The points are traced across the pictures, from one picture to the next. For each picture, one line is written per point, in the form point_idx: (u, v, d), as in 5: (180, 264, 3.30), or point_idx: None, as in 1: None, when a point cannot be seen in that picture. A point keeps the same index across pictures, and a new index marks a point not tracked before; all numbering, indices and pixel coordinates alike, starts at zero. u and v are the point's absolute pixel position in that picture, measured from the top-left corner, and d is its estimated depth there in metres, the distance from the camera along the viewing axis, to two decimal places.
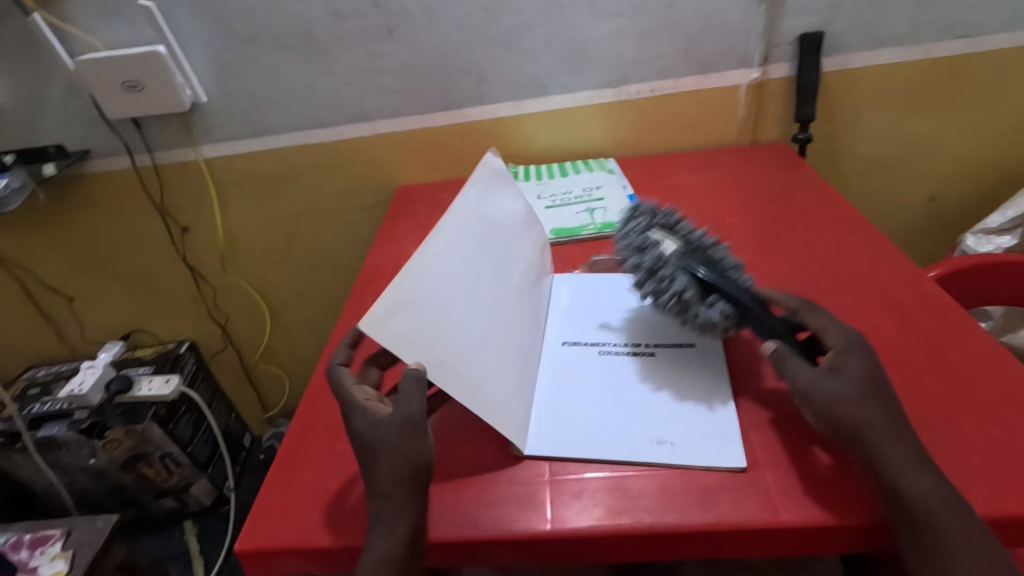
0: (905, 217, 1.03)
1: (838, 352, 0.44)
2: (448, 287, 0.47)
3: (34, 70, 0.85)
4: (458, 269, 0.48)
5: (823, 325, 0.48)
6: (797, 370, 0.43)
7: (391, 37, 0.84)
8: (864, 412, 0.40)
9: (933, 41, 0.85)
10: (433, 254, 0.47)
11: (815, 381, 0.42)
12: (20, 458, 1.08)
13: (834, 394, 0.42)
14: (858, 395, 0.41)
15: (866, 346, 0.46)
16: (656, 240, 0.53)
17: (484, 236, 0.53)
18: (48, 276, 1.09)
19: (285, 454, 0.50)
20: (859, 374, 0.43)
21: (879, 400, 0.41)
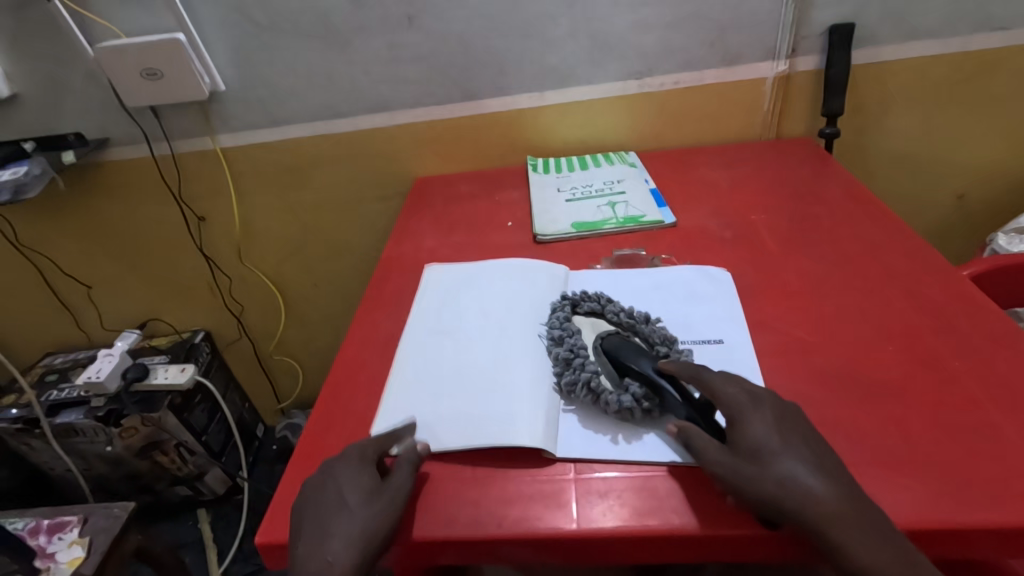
0: (933, 215, 1.01)
1: (733, 419, 0.42)
2: (416, 382, 0.52)
3: (55, 57, 0.85)
4: (426, 364, 0.54)
5: (719, 386, 0.44)
6: (702, 449, 0.41)
7: (412, 26, 0.83)
8: (775, 475, 0.38)
9: (968, 34, 0.82)
10: (400, 371, 0.54)
11: (716, 459, 0.40)
12: (38, 444, 1.09)
13: (735, 468, 0.39)
14: (767, 457, 0.39)
15: (765, 402, 0.42)
16: (574, 330, 0.53)
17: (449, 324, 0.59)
18: (66, 264, 1.09)
19: (306, 446, 0.50)
20: (758, 441, 0.40)
21: (790, 453, 0.39)
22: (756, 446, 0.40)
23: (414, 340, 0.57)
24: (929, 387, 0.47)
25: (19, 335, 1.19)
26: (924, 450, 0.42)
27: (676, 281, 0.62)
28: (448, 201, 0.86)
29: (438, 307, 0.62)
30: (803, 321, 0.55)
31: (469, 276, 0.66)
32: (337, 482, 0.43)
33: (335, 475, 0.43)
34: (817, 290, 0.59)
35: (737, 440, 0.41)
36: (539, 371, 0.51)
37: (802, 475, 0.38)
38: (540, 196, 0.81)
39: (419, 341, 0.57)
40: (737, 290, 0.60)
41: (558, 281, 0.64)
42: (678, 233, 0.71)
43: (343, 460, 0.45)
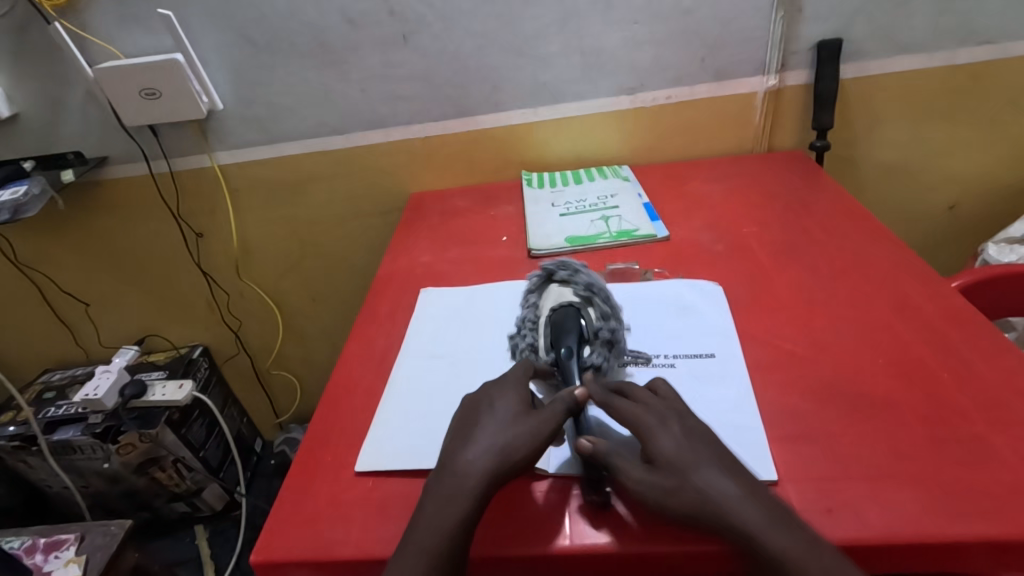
0: (925, 225, 1.01)
1: (652, 427, 0.43)
2: (413, 405, 0.53)
3: (55, 78, 0.86)
4: (422, 386, 0.55)
5: (643, 396, 0.45)
6: (622, 465, 0.41)
7: (406, 45, 0.84)
8: (692, 491, 0.39)
9: (954, 48, 0.84)
10: (395, 394, 0.54)
11: (638, 477, 0.40)
12: (35, 461, 1.09)
13: (659, 485, 0.39)
14: (685, 474, 0.39)
15: (682, 415, 0.44)
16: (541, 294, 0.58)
17: (439, 346, 0.60)
18: (65, 281, 1.10)
19: (302, 463, 0.50)
20: (672, 454, 0.41)
21: (707, 467, 0.40)
22: (673, 465, 0.40)
23: (410, 363, 0.58)
24: (919, 400, 0.47)
25: (18, 352, 1.20)
26: (914, 463, 0.42)
27: (670, 295, 0.63)
28: (443, 216, 0.87)
29: (427, 327, 0.63)
30: (794, 334, 0.56)
31: (465, 298, 0.67)
32: (496, 408, 0.45)
33: (489, 396, 0.47)
34: (807, 303, 0.59)
35: (653, 458, 0.41)
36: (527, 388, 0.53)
37: (738, 494, 0.39)
38: (535, 211, 0.82)
39: (415, 364, 0.58)
40: (729, 303, 0.61)
41: None
42: (671, 246, 0.72)
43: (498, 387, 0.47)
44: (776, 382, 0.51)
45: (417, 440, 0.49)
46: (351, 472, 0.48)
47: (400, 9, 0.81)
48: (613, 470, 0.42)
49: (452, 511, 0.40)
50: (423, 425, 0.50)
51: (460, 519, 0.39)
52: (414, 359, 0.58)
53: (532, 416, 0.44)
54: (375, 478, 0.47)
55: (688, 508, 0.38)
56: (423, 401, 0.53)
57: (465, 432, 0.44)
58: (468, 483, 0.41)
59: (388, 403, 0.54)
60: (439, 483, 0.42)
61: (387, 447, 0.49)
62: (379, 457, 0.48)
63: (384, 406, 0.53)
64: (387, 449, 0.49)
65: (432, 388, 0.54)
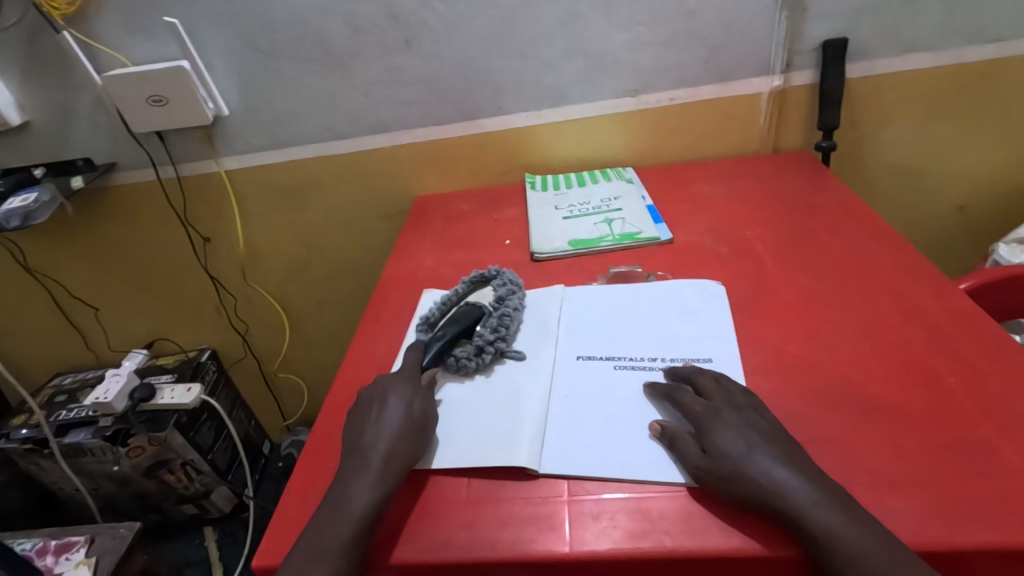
0: (934, 225, 1.00)
1: (713, 417, 0.45)
2: None
3: (64, 86, 0.88)
4: (421, 386, 0.56)
5: (709, 389, 0.47)
6: (684, 453, 0.44)
7: (409, 49, 0.85)
8: (747, 478, 0.40)
9: (963, 46, 0.82)
10: None
11: (700, 465, 0.43)
12: (47, 464, 1.10)
13: (719, 471, 0.42)
14: (740, 460, 0.41)
15: (754, 408, 0.45)
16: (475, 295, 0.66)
17: None
18: (75, 286, 1.11)
19: (305, 467, 0.50)
20: (728, 446, 0.42)
21: (766, 451, 0.42)
22: (730, 453, 0.42)
23: (408, 364, 0.59)
24: (927, 405, 0.46)
25: (29, 356, 1.21)
26: (922, 470, 0.42)
27: (672, 297, 0.62)
28: (447, 220, 0.87)
29: (431, 327, 0.64)
30: (799, 337, 0.55)
31: (465, 299, 0.67)
32: (387, 402, 0.49)
33: (387, 395, 0.50)
34: (814, 306, 0.58)
35: (711, 446, 0.43)
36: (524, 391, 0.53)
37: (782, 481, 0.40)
38: (538, 214, 0.82)
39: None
40: (731, 305, 0.60)
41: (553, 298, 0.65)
42: (674, 249, 0.72)
43: (395, 385, 0.51)
44: (779, 386, 0.50)
45: None
46: None
47: (402, 14, 0.81)
48: (675, 457, 0.44)
49: (355, 504, 0.42)
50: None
51: (370, 506, 0.42)
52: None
53: (421, 417, 0.49)
54: None
55: (733, 487, 0.40)
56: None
57: (365, 433, 0.48)
58: (370, 475, 0.44)
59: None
60: (349, 476, 0.44)
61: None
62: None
63: None
64: None
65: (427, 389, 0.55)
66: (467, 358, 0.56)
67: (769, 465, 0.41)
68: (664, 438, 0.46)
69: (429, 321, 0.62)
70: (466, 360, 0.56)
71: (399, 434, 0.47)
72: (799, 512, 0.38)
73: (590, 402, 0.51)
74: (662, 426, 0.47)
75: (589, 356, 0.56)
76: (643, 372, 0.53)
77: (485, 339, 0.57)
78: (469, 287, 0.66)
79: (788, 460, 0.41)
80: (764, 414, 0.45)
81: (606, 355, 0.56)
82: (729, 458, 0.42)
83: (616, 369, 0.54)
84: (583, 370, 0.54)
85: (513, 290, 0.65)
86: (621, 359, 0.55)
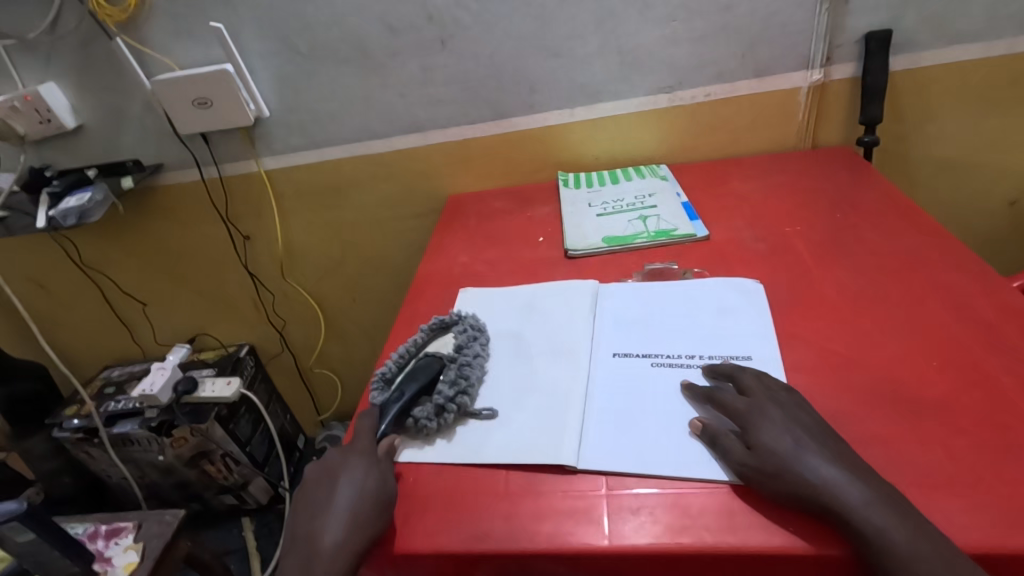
0: (982, 222, 0.96)
1: (759, 414, 0.44)
2: None
3: (117, 90, 0.91)
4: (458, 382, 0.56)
5: (753, 386, 0.47)
6: (729, 450, 0.43)
7: (445, 49, 0.86)
8: (795, 477, 0.40)
9: (1015, 35, 0.79)
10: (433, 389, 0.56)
11: (745, 462, 0.42)
12: (96, 452, 1.15)
13: (765, 468, 0.41)
14: (788, 458, 0.41)
15: (798, 405, 0.45)
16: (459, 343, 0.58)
17: (476, 343, 0.61)
18: (123, 282, 1.16)
19: (346, 459, 0.51)
20: (775, 446, 0.42)
21: (815, 452, 0.41)
22: (777, 451, 0.41)
23: (446, 360, 0.59)
24: (981, 407, 0.45)
25: (80, 348, 1.27)
26: (975, 472, 0.40)
27: (709, 293, 0.62)
28: (481, 217, 0.88)
29: (468, 323, 0.64)
30: (843, 335, 0.54)
31: (501, 296, 0.68)
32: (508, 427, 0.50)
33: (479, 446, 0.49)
34: (856, 303, 0.57)
35: (755, 443, 0.42)
36: (562, 388, 0.53)
37: (826, 480, 0.39)
38: (571, 211, 0.82)
39: (451, 361, 0.59)
40: (770, 304, 0.59)
41: (591, 297, 0.65)
42: (711, 246, 0.71)
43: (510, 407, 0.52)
44: (821, 383, 0.49)
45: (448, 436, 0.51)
46: (393, 468, 0.49)
47: (438, 14, 0.83)
48: (716, 458, 0.44)
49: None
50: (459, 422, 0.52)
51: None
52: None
53: (379, 491, 0.45)
54: (417, 475, 0.48)
55: (776, 484, 0.40)
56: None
57: (314, 512, 0.44)
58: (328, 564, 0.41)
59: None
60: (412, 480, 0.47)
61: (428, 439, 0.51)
62: (413, 449, 0.50)
63: None
64: (421, 442, 0.51)
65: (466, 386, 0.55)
66: (426, 419, 0.50)
67: (816, 463, 0.40)
68: (707, 435, 0.45)
69: (387, 377, 0.55)
70: (423, 421, 0.50)
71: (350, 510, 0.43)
72: (846, 509, 0.38)
73: (627, 400, 0.51)
74: (705, 424, 0.46)
75: (626, 353, 0.56)
76: (680, 369, 0.53)
77: (446, 395, 0.51)
78: (431, 335, 0.60)
79: (832, 457, 0.40)
80: (809, 409, 0.44)
81: (643, 352, 0.56)
82: (770, 453, 0.42)
83: (653, 367, 0.54)
84: (623, 365, 0.55)
85: (569, 377, 0.54)
86: (658, 357, 0.55)
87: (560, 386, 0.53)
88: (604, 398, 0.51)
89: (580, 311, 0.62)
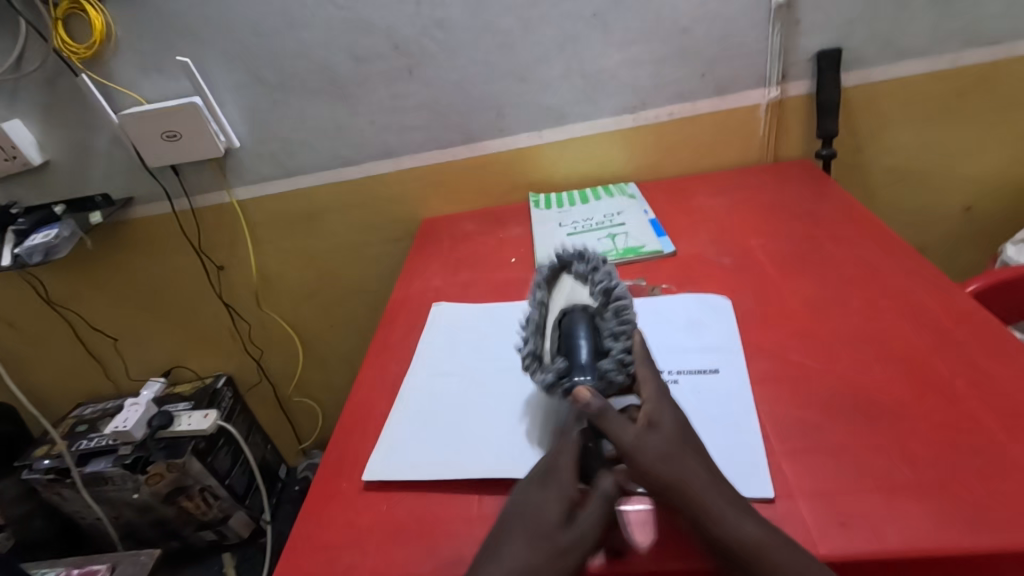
0: (940, 228, 1.00)
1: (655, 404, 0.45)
2: (422, 420, 0.55)
3: (84, 125, 0.91)
4: (429, 404, 0.57)
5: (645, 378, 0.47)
6: (620, 429, 0.41)
7: (412, 77, 0.87)
8: (682, 468, 0.40)
9: (957, 50, 0.83)
10: (405, 413, 0.56)
11: (638, 440, 0.41)
12: (69, 493, 1.12)
13: (658, 449, 0.41)
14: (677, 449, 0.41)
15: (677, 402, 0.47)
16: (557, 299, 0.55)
17: (447, 365, 0.61)
18: (94, 318, 1.14)
19: (318, 490, 0.51)
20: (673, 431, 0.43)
21: (695, 455, 0.42)
22: (667, 439, 0.42)
23: (420, 383, 0.60)
24: (936, 412, 0.46)
25: (51, 387, 1.24)
26: (931, 478, 0.41)
27: (674, 310, 0.63)
28: (453, 241, 0.89)
29: (442, 346, 0.65)
30: (804, 346, 0.55)
31: (473, 318, 0.68)
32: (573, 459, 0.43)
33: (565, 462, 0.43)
34: (818, 313, 0.59)
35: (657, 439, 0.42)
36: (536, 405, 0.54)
37: None
38: (542, 232, 0.83)
39: (424, 383, 0.60)
40: (734, 317, 0.61)
41: None
42: (678, 261, 0.72)
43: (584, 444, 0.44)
44: (783, 395, 0.50)
45: (421, 458, 0.51)
46: (364, 496, 0.49)
47: (404, 44, 0.84)
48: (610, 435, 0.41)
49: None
50: (431, 443, 0.52)
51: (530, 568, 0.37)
52: (423, 380, 0.60)
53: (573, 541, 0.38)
54: (389, 503, 0.48)
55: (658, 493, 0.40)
56: (431, 423, 0.54)
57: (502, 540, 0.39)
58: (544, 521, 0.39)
59: (397, 423, 0.55)
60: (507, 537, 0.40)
61: (402, 464, 0.51)
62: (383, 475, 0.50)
63: (396, 424, 0.55)
64: (393, 464, 0.51)
65: (438, 408, 0.56)
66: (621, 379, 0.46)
67: None
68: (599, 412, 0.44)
69: (536, 353, 0.50)
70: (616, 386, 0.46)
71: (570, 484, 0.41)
72: None
73: None
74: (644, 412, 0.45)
75: None
76: None
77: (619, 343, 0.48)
78: (547, 288, 0.56)
79: None
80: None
81: None
82: (678, 460, 0.41)
83: None
84: None
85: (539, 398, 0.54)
86: None
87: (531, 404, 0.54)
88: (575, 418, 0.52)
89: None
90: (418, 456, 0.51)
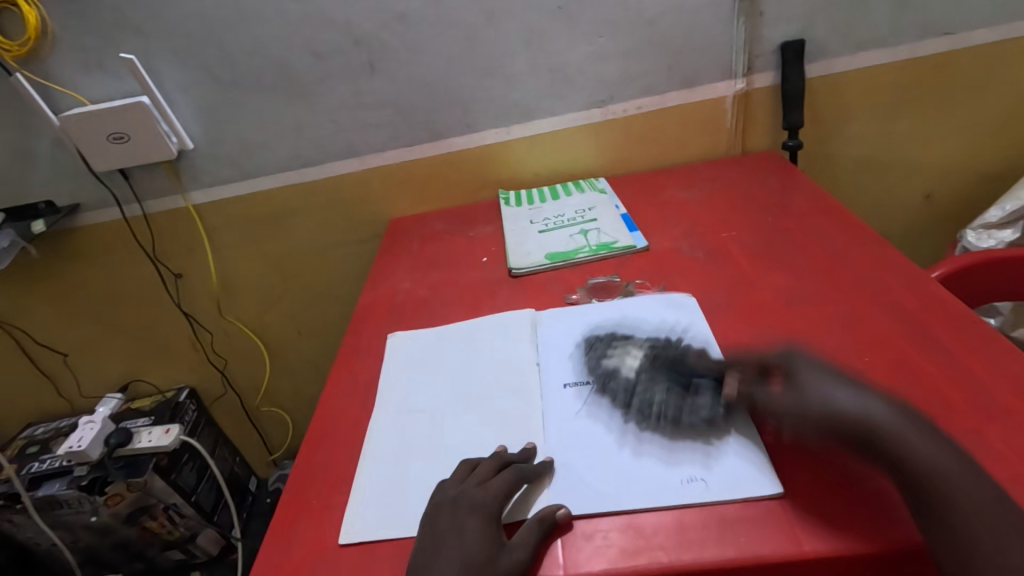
0: (903, 215, 1.02)
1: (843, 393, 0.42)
2: (399, 449, 0.51)
3: (22, 128, 0.86)
4: (405, 428, 0.53)
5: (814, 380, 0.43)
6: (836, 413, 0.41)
7: (374, 73, 0.84)
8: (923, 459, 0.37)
9: (914, 41, 0.85)
10: (378, 444, 0.52)
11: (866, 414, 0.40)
12: (20, 519, 1.05)
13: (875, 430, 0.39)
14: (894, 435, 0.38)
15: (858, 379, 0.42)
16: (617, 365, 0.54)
17: (417, 385, 0.58)
18: (41, 333, 1.08)
19: (285, 509, 0.49)
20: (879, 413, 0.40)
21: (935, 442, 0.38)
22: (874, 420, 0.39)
23: (388, 409, 0.55)
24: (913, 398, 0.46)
25: None
26: None
27: (648, 306, 0.62)
28: (422, 241, 0.86)
29: (407, 367, 0.61)
30: (778, 337, 0.55)
31: (438, 332, 0.65)
32: (482, 479, 0.44)
33: (466, 482, 0.44)
34: (791, 303, 0.59)
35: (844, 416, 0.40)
36: (513, 421, 0.51)
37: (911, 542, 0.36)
38: (513, 229, 0.82)
39: (393, 410, 0.55)
40: (705, 312, 0.60)
41: (532, 328, 0.62)
42: (650, 257, 0.72)
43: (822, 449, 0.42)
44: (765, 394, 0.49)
45: (402, 493, 0.47)
46: (335, 514, 0.47)
47: (365, 38, 0.81)
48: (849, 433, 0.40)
49: None
50: (409, 471, 0.49)
51: None
52: (392, 408, 0.56)
53: (489, 557, 0.40)
54: (361, 525, 0.45)
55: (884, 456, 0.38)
56: (406, 448, 0.51)
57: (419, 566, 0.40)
58: (468, 541, 0.40)
59: (370, 455, 0.51)
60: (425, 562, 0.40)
61: (381, 496, 0.47)
62: (366, 529, 0.45)
63: (371, 454, 0.51)
64: (370, 494, 0.47)
65: (413, 432, 0.53)
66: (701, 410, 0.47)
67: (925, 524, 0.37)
68: (792, 421, 0.42)
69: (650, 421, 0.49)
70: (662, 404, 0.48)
71: (493, 501, 0.43)
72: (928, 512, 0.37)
73: (585, 432, 0.49)
74: (935, 456, 0.37)
75: (577, 382, 0.54)
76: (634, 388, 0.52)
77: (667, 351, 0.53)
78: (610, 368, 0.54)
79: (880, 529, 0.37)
80: (795, 397, 0.43)
81: (594, 376, 0.54)
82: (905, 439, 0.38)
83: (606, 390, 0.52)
84: (576, 393, 0.53)
85: (519, 411, 0.52)
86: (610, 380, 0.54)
87: (512, 420, 0.52)
88: (560, 433, 0.49)
89: (522, 344, 0.60)
90: (398, 490, 0.47)
